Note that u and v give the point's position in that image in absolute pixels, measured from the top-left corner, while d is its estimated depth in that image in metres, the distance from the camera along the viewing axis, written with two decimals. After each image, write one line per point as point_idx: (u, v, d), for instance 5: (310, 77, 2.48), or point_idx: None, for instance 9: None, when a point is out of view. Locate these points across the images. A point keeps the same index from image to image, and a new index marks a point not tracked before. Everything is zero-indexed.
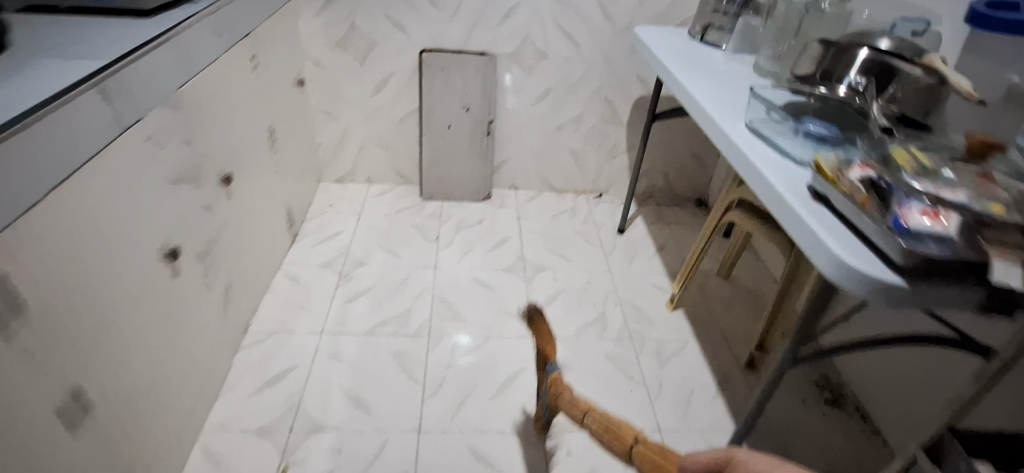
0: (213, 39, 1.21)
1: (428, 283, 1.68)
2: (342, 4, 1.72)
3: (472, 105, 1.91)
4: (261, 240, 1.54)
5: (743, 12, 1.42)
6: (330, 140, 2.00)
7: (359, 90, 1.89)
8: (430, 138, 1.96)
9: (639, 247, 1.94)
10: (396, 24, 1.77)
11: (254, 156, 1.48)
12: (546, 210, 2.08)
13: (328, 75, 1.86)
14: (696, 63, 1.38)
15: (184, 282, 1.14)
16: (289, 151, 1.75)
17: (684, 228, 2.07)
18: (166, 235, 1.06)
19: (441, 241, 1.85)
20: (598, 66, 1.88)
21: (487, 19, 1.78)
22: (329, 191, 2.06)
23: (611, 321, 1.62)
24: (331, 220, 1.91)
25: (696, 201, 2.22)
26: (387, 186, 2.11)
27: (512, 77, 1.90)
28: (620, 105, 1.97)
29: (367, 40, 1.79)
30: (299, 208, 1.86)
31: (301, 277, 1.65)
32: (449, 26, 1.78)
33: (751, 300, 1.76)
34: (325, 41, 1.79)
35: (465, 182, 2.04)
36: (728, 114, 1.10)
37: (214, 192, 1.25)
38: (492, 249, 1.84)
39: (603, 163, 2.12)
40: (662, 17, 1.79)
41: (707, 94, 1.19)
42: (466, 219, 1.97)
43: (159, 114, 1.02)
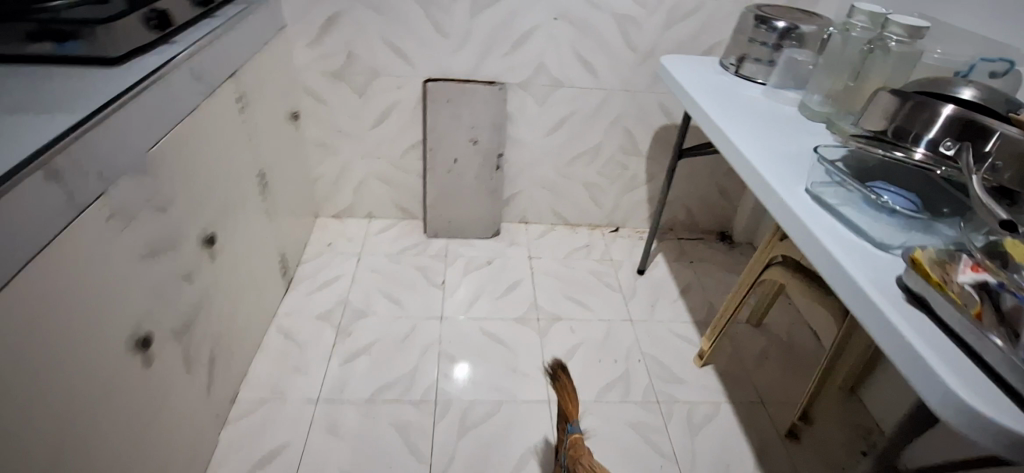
0: (193, 84, 1.06)
1: (434, 336, 1.54)
2: (339, 33, 1.58)
3: (480, 138, 1.77)
4: (252, 296, 1.39)
5: (783, 44, 1.32)
6: (329, 176, 1.88)
7: (359, 122, 1.76)
8: (436, 173, 1.83)
9: (661, 290, 1.79)
10: (398, 52, 1.62)
11: (244, 205, 1.33)
12: (559, 247, 1.94)
13: (326, 107, 1.72)
14: (734, 104, 1.23)
15: (159, 369, 0.98)
16: (281, 192, 1.60)
17: (709, 266, 1.92)
18: (136, 320, 0.90)
19: (448, 286, 1.72)
20: (617, 96, 1.74)
21: (497, 46, 1.63)
22: (327, 229, 1.93)
23: (636, 380, 1.48)
24: (329, 263, 1.77)
25: (719, 235, 2.08)
26: (389, 223, 1.99)
27: (523, 107, 1.76)
28: (640, 135, 1.83)
29: (366, 69, 1.65)
30: (295, 251, 1.72)
31: (296, 332, 1.51)
32: (454, 55, 1.64)
33: (786, 351, 1.62)
34: (321, 72, 1.66)
35: (473, 219, 1.91)
36: (783, 176, 0.95)
37: (195, 257, 1.09)
38: (501, 296, 1.70)
39: (620, 196, 1.99)
40: (686, 44, 1.65)
41: (754, 146, 1.04)
42: (474, 259, 1.84)
43: (126, 182, 0.86)
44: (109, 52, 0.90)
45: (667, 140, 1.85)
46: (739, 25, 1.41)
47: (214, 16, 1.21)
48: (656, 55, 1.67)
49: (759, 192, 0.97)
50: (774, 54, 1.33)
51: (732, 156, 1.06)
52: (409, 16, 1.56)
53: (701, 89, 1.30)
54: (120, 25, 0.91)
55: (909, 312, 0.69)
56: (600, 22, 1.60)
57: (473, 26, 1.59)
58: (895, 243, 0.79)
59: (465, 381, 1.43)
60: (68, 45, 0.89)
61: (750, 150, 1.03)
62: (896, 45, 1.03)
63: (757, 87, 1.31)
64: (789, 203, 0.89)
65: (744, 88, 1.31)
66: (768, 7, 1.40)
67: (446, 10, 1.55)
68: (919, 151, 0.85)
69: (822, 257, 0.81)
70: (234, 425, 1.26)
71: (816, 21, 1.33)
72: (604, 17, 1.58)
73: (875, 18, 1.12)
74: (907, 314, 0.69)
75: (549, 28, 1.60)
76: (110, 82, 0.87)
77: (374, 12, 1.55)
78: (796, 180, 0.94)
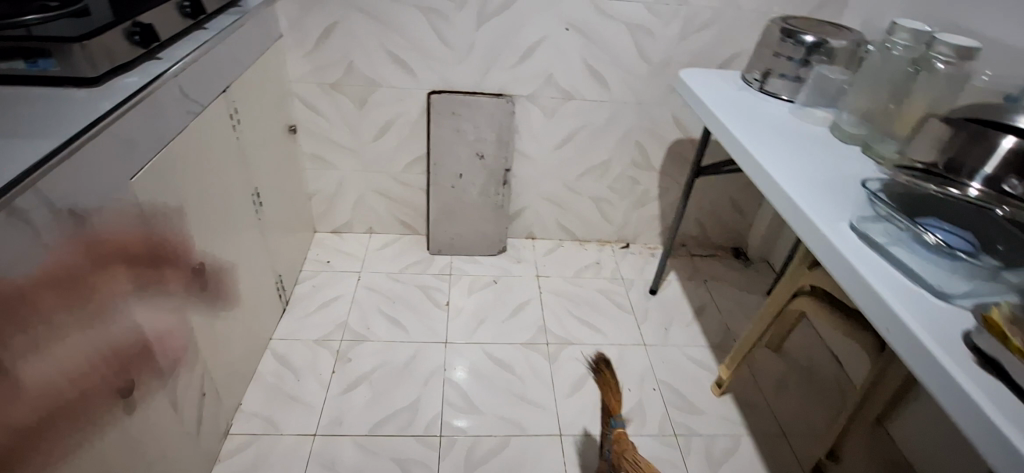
0: (180, 102, 0.98)
1: (439, 363, 1.46)
2: (337, 42, 1.50)
3: (486, 152, 1.70)
4: (246, 322, 1.31)
5: (811, 60, 1.25)
6: (327, 190, 1.81)
7: (359, 136, 1.69)
8: (439, 189, 1.75)
9: (675, 312, 1.71)
10: (399, 63, 1.54)
11: (237, 228, 1.25)
12: (567, 264, 1.87)
13: (323, 120, 1.65)
14: (761, 124, 1.15)
15: (145, 414, 0.90)
16: (277, 210, 1.53)
17: (723, 285, 1.84)
18: (116, 366, 0.82)
19: (451, 307, 1.64)
20: (629, 109, 1.67)
21: (504, 56, 1.55)
22: (326, 246, 1.86)
23: (651, 411, 1.40)
24: (328, 282, 1.69)
25: (733, 251, 2.00)
26: (390, 238, 1.92)
27: (531, 120, 1.68)
28: (652, 149, 1.76)
29: (366, 80, 1.57)
30: (291, 270, 1.64)
31: (292, 358, 1.43)
32: (459, 67, 1.57)
33: (809, 378, 1.53)
34: (319, 83, 1.58)
35: (478, 235, 1.84)
36: (823, 209, 0.87)
37: (182, 288, 1.01)
38: (507, 320, 1.61)
39: (630, 211, 1.91)
40: (702, 56, 1.57)
41: (788, 173, 0.97)
42: (479, 278, 1.77)
43: (103, 215, 0.78)
44: (88, 72, 0.83)
45: (681, 155, 1.77)
46: (762, 38, 1.35)
47: (204, 28, 1.14)
48: (671, 67, 1.59)
49: (795, 226, 0.89)
50: (801, 69, 1.26)
51: (764, 184, 0.99)
52: (411, 25, 1.48)
53: (725, 107, 1.23)
54: (100, 41, 0.83)
55: (980, 376, 0.61)
56: (612, 33, 1.52)
57: (478, 36, 1.51)
58: (955, 291, 0.71)
59: (472, 411, 1.35)
60: (40, 63, 0.81)
61: (784, 178, 0.95)
62: (942, 66, 0.98)
63: (783, 106, 1.24)
64: (832, 241, 0.81)
65: (769, 106, 1.24)
66: (794, 19, 1.33)
67: (450, 19, 1.47)
68: (974, 187, 0.78)
69: (872, 305, 0.73)
70: (225, 463, 1.18)
71: (846, 35, 1.26)
72: (617, 27, 1.51)
73: (918, 34, 1.05)
74: (980, 380, 0.61)
75: (559, 39, 1.52)
76: (89, 104, 0.80)
77: (375, 21, 1.47)
78: (837, 214, 0.87)
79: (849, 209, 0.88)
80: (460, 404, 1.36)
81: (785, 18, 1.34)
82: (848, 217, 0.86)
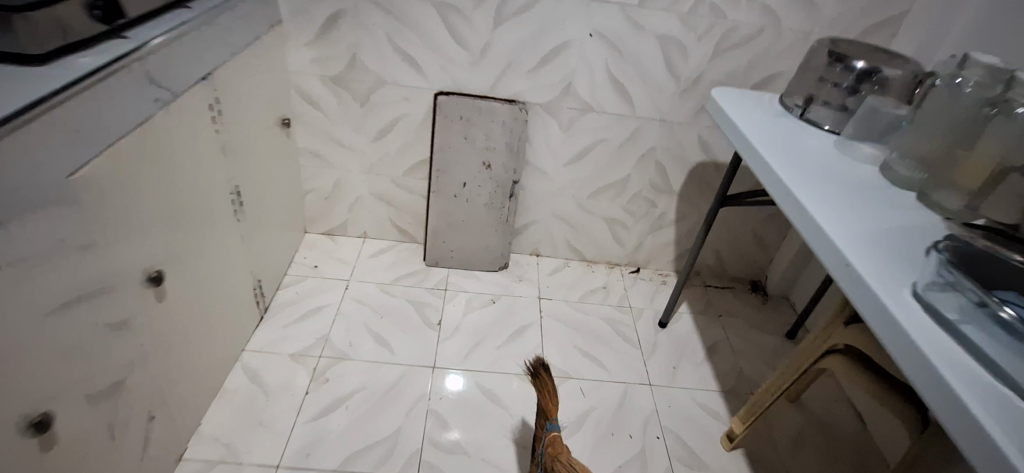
0: (146, 88, 0.87)
1: (424, 390, 1.33)
2: (344, 32, 1.39)
3: (494, 162, 1.57)
4: (214, 331, 1.20)
5: (861, 88, 1.13)
6: (321, 188, 1.69)
7: (360, 134, 1.57)
8: (441, 197, 1.62)
9: (686, 352, 1.56)
10: (409, 60, 1.43)
11: (211, 229, 1.14)
12: (572, 288, 1.72)
13: (322, 114, 1.53)
14: (802, 157, 1.02)
15: (69, 449, 0.78)
16: (263, 211, 1.41)
17: (740, 322, 1.70)
18: (36, 396, 0.70)
19: (445, 328, 1.51)
20: (652, 126, 1.54)
21: (522, 62, 1.43)
22: (316, 248, 1.73)
23: (653, 462, 1.26)
24: (311, 292, 1.56)
25: (751, 283, 1.86)
26: (385, 245, 1.78)
27: (545, 131, 1.55)
28: (673, 171, 1.62)
29: (371, 77, 1.46)
30: (273, 275, 1.52)
31: (264, 375, 1.30)
32: (472, 69, 1.44)
33: (827, 435, 1.40)
34: (321, 75, 1.46)
35: (478, 250, 1.70)
36: (881, 269, 0.74)
37: (134, 301, 0.89)
38: (502, 346, 1.48)
39: (643, 234, 1.77)
40: (737, 74, 1.44)
41: (838, 222, 0.83)
42: (477, 295, 1.63)
43: (26, 219, 0.66)
44: (31, 48, 0.72)
45: (705, 178, 1.64)
46: (806, 63, 1.24)
47: (187, 8, 1.04)
48: (702, 85, 1.46)
49: (847, 288, 0.75)
50: (848, 98, 1.14)
51: (807, 231, 0.85)
52: (425, 21, 1.36)
53: (761, 135, 1.09)
54: (49, 14, 0.73)
55: None
56: (643, 44, 1.39)
57: (497, 37, 1.39)
58: None
59: (454, 449, 1.22)
60: None
61: (833, 227, 0.82)
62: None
63: (825, 138, 1.10)
64: (889, 310, 0.68)
65: (811, 138, 1.10)
66: (844, 42, 1.21)
67: (466, 16, 1.35)
68: None
69: (937, 396, 0.60)
70: None
71: (901, 63, 1.13)
72: (647, 38, 1.38)
73: (994, 71, 0.92)
74: None
75: (584, 46, 1.40)
76: (29, 86, 0.69)
77: (385, 14, 1.35)
78: (898, 277, 0.73)
79: (911, 271, 0.74)
80: (443, 442, 1.23)
81: (834, 40, 1.22)
82: (911, 282, 0.72)
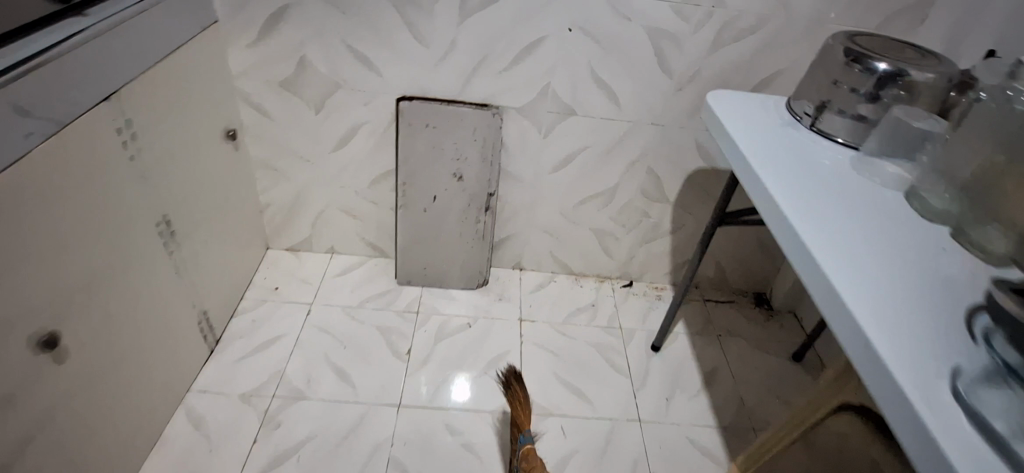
0: (16, 124, 0.72)
1: (386, 435, 1.20)
2: (289, 31, 1.22)
3: (466, 172, 1.41)
4: (142, 380, 1.07)
5: (882, 95, 0.96)
6: (281, 202, 1.54)
7: (318, 144, 1.41)
8: (409, 212, 1.47)
9: (680, 380, 1.42)
10: (364, 61, 1.26)
11: (129, 270, 1.00)
12: (557, 307, 1.58)
13: (274, 123, 1.38)
14: (812, 184, 0.85)
15: None
16: (208, 234, 1.28)
17: (741, 342, 1.55)
18: None
19: (415, 358, 1.38)
20: (643, 130, 1.36)
21: (492, 61, 1.26)
22: (278, 266, 1.59)
23: None
24: (269, 319, 1.43)
25: (755, 296, 1.70)
26: (354, 261, 1.64)
27: (523, 137, 1.39)
28: (667, 178, 1.46)
29: (324, 80, 1.30)
30: (225, 302, 1.39)
31: (209, 421, 1.18)
32: (437, 70, 1.28)
33: None
34: (268, 80, 1.30)
35: (453, 267, 1.56)
36: (912, 352, 0.59)
37: (20, 373, 0.78)
38: (476, 379, 1.35)
39: (636, 246, 1.61)
40: (738, 71, 1.26)
41: (855, 280, 0.67)
42: (451, 319, 1.50)
43: None
44: None
45: (702, 186, 1.47)
46: (819, 61, 1.06)
47: (81, 15, 0.88)
48: (698, 83, 1.28)
49: (868, 373, 0.60)
50: (866, 106, 0.97)
51: (817, 289, 0.70)
52: (379, 17, 1.20)
53: (763, 154, 0.92)
54: None
55: None
56: (629, 38, 1.22)
57: (462, 34, 1.22)
58: None
59: None
60: None
61: (849, 289, 0.66)
62: None
63: (841, 156, 0.93)
64: (923, 419, 0.52)
65: (823, 156, 0.93)
66: (864, 37, 1.02)
67: (426, 10, 1.18)
68: None
69: None
70: None
71: (933, 63, 0.95)
72: (634, 31, 1.20)
73: None
74: None
75: (562, 42, 1.22)
76: None
77: (333, 9, 1.19)
78: (934, 364, 0.58)
79: (952, 353, 0.59)
80: None
81: (849, 34, 1.04)
82: (952, 371, 0.57)
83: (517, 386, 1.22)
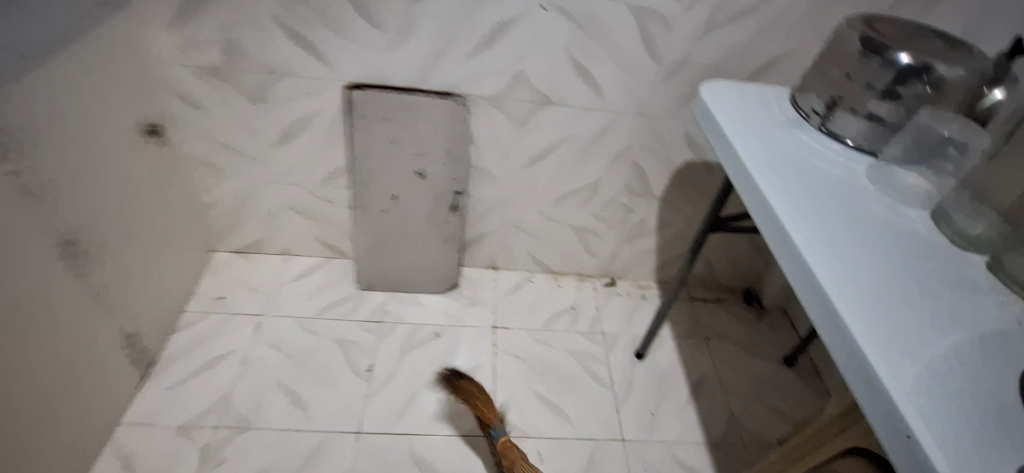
0: None
1: (344, 468, 1.09)
2: (214, 9, 1.04)
3: (430, 168, 1.25)
4: (54, 426, 0.92)
5: (900, 93, 0.84)
6: (223, 202, 1.37)
7: (260, 137, 1.24)
8: (368, 213, 1.32)
9: (665, 390, 1.33)
10: (307, 45, 1.09)
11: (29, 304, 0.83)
12: (534, 312, 1.46)
13: (206, 115, 1.20)
14: (826, 201, 0.72)
15: None
16: (129, 243, 1.10)
17: (729, 346, 1.45)
18: None
19: (377, 377, 1.25)
20: (627, 120, 1.22)
21: (455, 44, 1.09)
22: (225, 272, 1.44)
23: None
24: (214, 335, 1.28)
25: (744, 292, 1.60)
26: (311, 263, 1.49)
27: (493, 129, 1.23)
28: (653, 172, 1.33)
29: (261, 67, 1.12)
30: (160, 319, 1.24)
31: (142, 460, 1.05)
32: (392, 55, 1.11)
33: None
34: (195, 65, 1.12)
35: (419, 270, 1.42)
36: (962, 445, 0.47)
37: None
38: (443, 398, 1.23)
39: (618, 243, 1.49)
40: (734, 55, 1.12)
41: (880, 334, 0.55)
42: (418, 329, 1.37)
43: None
44: None
45: (691, 180, 1.34)
46: (830, 49, 0.92)
47: None
48: (689, 69, 1.14)
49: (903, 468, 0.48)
50: (881, 105, 0.85)
51: (831, 337, 0.58)
52: None
53: (766, 162, 0.78)
54: None
55: None
56: (612, 18, 1.06)
57: (419, 13, 1.05)
58: None
59: None
60: None
61: (874, 347, 0.54)
62: None
63: (854, 163, 0.80)
64: None
65: (833, 163, 0.80)
66: (882, 21, 0.88)
67: None
68: None
69: None
70: None
71: (963, 55, 0.81)
72: (617, 11, 1.05)
73: None
74: None
75: (535, 22, 1.06)
76: None
77: None
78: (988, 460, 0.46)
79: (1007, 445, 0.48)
80: None
81: (866, 17, 0.89)
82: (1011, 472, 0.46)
83: (461, 376, 1.14)
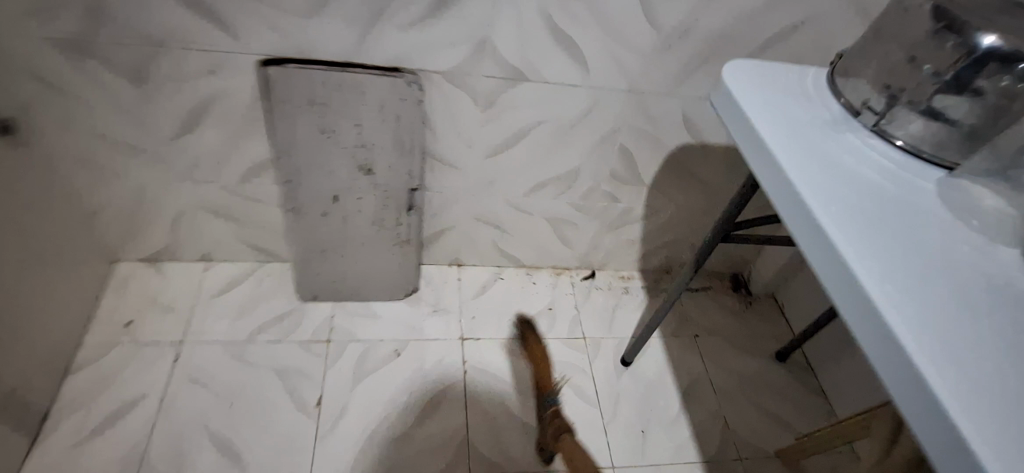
0: None
1: None
2: None
3: (378, 163, 1.02)
4: None
5: (971, 85, 0.67)
6: (117, 206, 1.10)
7: (155, 128, 0.97)
8: (305, 218, 1.08)
9: (655, 402, 1.21)
10: (197, 9, 0.81)
11: None
12: (506, 317, 1.29)
13: (72, 102, 0.91)
14: (902, 241, 0.56)
15: None
16: None
17: (719, 343, 1.34)
18: None
19: (328, 413, 1.07)
20: (616, 99, 1.01)
21: (401, 8, 0.84)
22: (131, 288, 1.18)
23: None
24: (122, 374, 1.06)
25: (732, 278, 1.47)
26: (240, 270, 1.25)
27: (454, 112, 1.00)
28: (643, 158, 1.14)
29: (138, 39, 0.83)
30: (46, 363, 0.99)
31: None
32: (317, 21, 0.84)
33: None
34: (43, 37, 0.82)
35: (369, 277, 1.20)
36: None
37: None
38: (407, 434, 1.07)
39: (598, 234, 1.31)
40: (748, 21, 0.91)
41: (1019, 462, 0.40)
42: (374, 348, 1.18)
43: None
44: None
45: (685, 165, 1.16)
46: (881, 24, 0.76)
47: None
48: (692, 38, 0.93)
49: None
50: (945, 99, 0.68)
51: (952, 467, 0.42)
52: None
53: (822, 185, 0.60)
54: None
55: None
56: None
57: None
58: None
59: None
60: None
61: None
62: None
63: (921, 180, 0.64)
64: None
65: (899, 181, 0.63)
66: None
67: None
68: None
69: None
70: None
71: None
72: None
73: None
74: None
75: None
76: None
77: None
78: None
79: None
80: None
81: None
82: None
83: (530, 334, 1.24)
